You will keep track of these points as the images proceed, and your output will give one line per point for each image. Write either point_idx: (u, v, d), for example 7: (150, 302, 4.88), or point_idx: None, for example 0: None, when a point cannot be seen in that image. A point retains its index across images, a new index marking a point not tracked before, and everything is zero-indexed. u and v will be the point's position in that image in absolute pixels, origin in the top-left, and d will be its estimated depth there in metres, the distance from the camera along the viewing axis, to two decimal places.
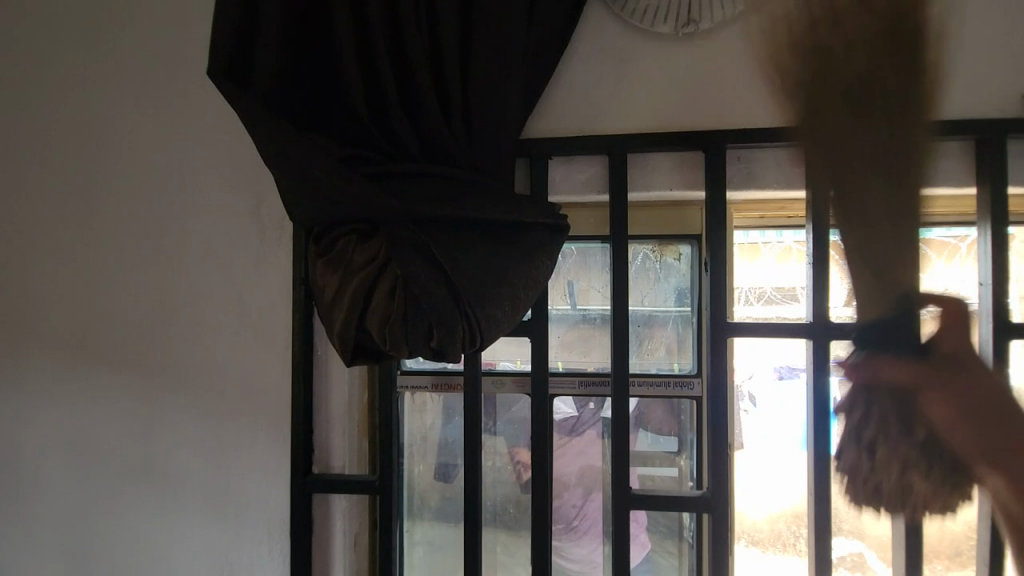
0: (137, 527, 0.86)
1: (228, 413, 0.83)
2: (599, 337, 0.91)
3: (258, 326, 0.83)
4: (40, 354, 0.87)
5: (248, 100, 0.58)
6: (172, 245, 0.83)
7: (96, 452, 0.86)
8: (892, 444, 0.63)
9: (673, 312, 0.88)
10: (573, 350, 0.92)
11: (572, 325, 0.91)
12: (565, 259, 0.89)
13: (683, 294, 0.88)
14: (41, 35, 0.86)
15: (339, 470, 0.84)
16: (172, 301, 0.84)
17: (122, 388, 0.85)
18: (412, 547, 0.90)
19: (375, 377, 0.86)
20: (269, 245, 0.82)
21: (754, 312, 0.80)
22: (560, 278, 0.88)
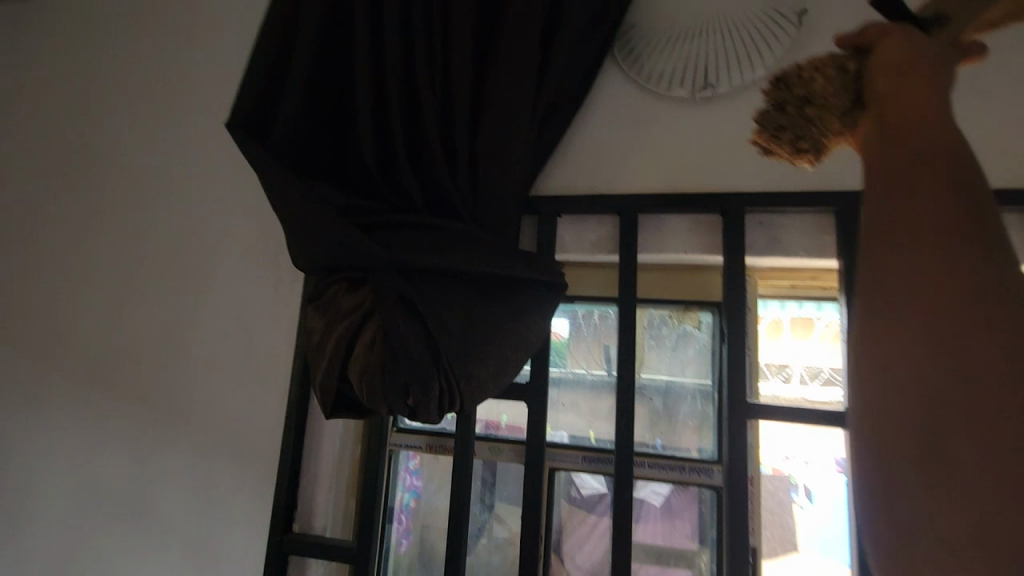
0: (113, 573, 0.83)
1: (219, 459, 0.81)
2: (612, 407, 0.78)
3: (260, 370, 0.82)
4: (57, 382, 0.90)
5: (261, 152, 0.61)
6: (192, 284, 0.87)
7: (90, 486, 0.85)
8: (834, 82, 0.29)
9: (690, 386, 0.79)
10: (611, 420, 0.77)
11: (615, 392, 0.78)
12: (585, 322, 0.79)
13: (704, 367, 0.79)
14: (111, 93, 0.97)
15: (320, 531, 0.79)
16: (185, 339, 0.86)
17: (125, 422, 0.86)
18: None
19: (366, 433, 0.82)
20: (281, 290, 0.84)
21: (810, 393, 0.69)
22: (593, 342, 0.78)
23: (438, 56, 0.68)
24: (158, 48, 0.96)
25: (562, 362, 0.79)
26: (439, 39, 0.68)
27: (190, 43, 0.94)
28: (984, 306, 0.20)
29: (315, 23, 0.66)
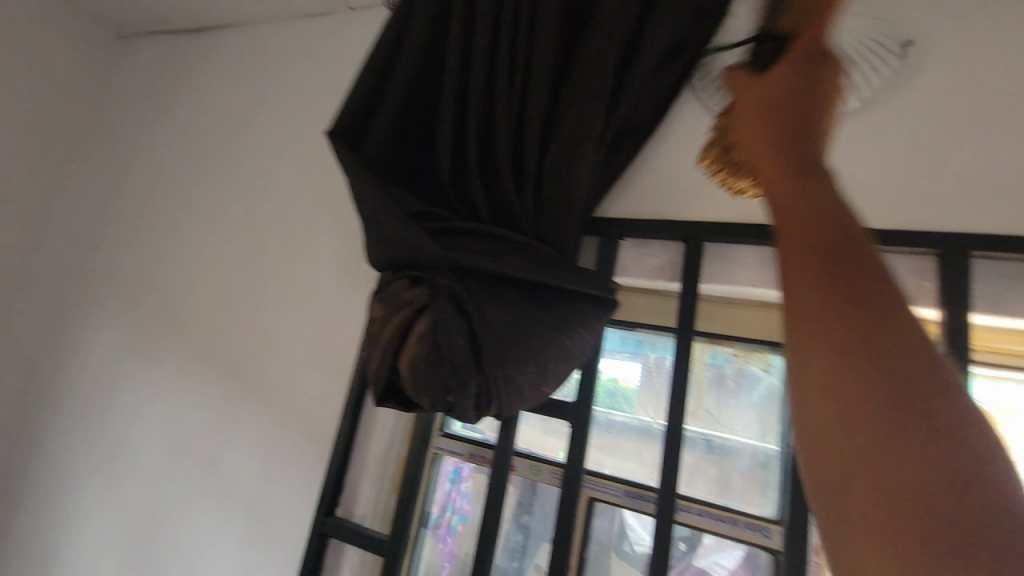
0: (186, 526, 0.93)
1: (284, 436, 0.89)
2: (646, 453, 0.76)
3: (330, 358, 0.90)
4: (177, 348, 1.06)
5: (352, 158, 0.69)
6: (287, 275, 0.98)
7: (184, 440, 0.99)
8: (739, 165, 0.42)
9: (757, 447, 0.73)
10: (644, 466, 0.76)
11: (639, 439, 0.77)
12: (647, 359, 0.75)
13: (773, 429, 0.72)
14: (249, 110, 1.15)
15: (360, 519, 0.83)
16: (274, 322, 0.97)
17: (219, 389, 0.98)
18: None
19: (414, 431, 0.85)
20: (355, 289, 0.91)
21: None
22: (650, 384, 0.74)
23: (518, 82, 0.73)
24: (290, 72, 1.12)
25: (632, 408, 0.76)
26: (521, 67, 0.73)
27: (311, 70, 1.09)
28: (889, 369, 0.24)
29: (412, 55, 0.75)
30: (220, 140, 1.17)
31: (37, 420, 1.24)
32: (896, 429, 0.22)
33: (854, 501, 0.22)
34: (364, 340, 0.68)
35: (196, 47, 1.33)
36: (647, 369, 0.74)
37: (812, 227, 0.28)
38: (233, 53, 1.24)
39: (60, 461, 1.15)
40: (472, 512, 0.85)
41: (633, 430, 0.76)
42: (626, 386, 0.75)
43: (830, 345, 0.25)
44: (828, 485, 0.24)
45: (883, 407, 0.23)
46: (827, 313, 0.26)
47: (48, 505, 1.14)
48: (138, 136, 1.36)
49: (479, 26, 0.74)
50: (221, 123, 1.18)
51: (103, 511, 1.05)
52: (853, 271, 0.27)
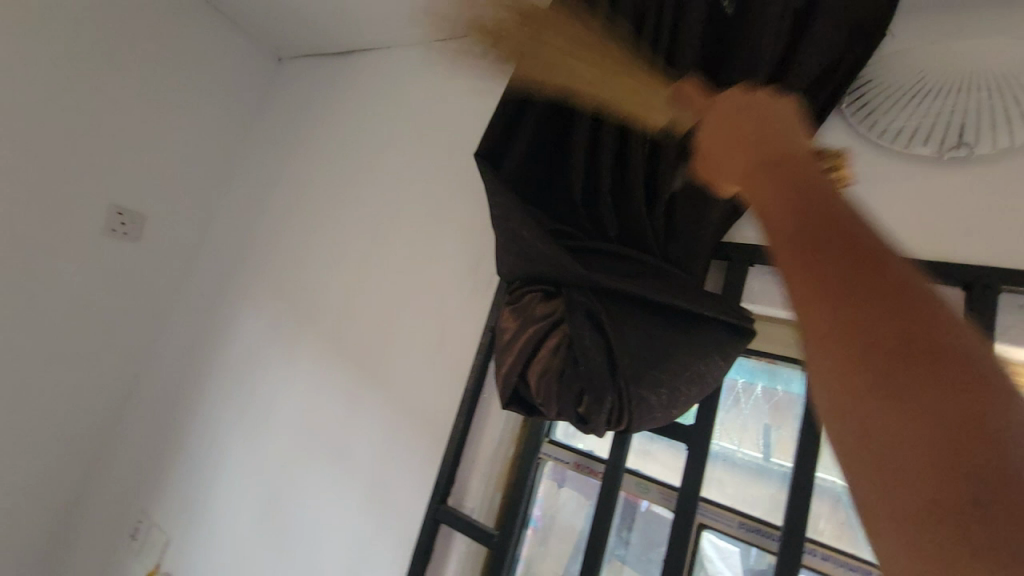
0: (313, 495, 1.05)
1: (404, 426, 0.98)
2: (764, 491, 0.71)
3: (449, 357, 0.98)
4: (314, 334, 1.21)
5: (494, 177, 0.75)
6: (413, 277, 1.08)
7: (316, 417, 1.12)
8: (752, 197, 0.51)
9: None
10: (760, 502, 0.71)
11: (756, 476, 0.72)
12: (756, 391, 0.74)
13: None
14: (387, 127, 1.27)
15: (469, 510, 0.89)
16: (399, 319, 1.07)
17: (348, 374, 1.10)
18: None
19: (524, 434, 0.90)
20: (475, 295, 0.99)
21: None
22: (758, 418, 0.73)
23: None
24: (425, 92, 1.23)
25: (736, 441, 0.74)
26: None
27: (445, 90, 1.19)
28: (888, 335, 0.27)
29: None
30: (360, 152, 1.31)
31: (191, 384, 1.45)
32: (905, 390, 0.25)
33: (878, 466, 0.25)
34: (493, 347, 0.73)
35: (340, 69, 1.49)
36: (759, 400, 0.74)
37: (807, 225, 0.33)
38: (373, 76, 1.38)
39: (208, 424, 1.34)
40: (581, 524, 0.86)
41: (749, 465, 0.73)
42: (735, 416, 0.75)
43: (828, 323, 0.29)
44: (861, 461, 0.26)
45: (881, 373, 0.26)
46: (829, 296, 0.30)
47: (195, 461, 1.32)
48: (285, 147, 1.56)
49: (616, 52, 0.76)
50: (362, 137, 1.33)
51: (241, 470, 1.21)
52: (850, 254, 0.30)
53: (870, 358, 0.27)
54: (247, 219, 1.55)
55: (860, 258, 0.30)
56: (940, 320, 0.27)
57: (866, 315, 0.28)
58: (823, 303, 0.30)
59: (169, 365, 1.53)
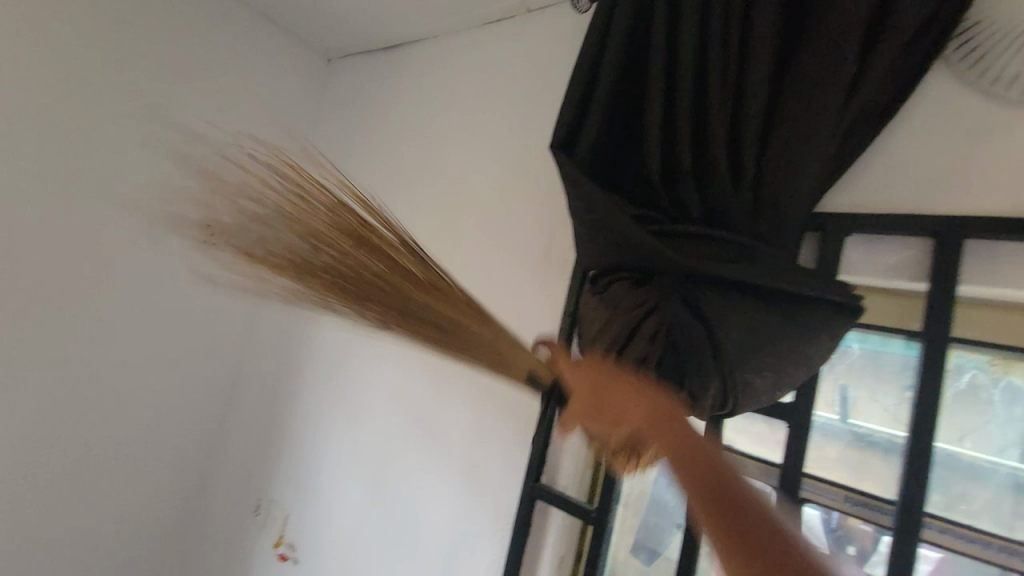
0: (412, 476, 1.14)
1: (491, 411, 1.04)
2: (868, 462, 0.71)
3: (529, 342, 1.02)
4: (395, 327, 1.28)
5: (571, 166, 0.76)
6: (486, 269, 1.12)
7: (406, 404, 1.21)
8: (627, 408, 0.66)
9: (1014, 469, 0.62)
10: (861, 474, 0.71)
11: (858, 447, 0.72)
12: (858, 360, 0.73)
13: None
14: (445, 119, 1.29)
15: (563, 487, 0.94)
16: (476, 309, 1.12)
17: (432, 363, 1.17)
18: None
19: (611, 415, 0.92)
20: (551, 283, 1.01)
21: None
22: (861, 386, 0.73)
23: (733, 74, 0.72)
24: (481, 81, 1.23)
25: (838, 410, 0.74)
26: (735, 59, 0.72)
27: (501, 77, 1.18)
28: (735, 513, 0.43)
29: (618, 61, 0.78)
30: (420, 147, 1.34)
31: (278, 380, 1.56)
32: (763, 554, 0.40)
33: None
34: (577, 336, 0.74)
35: (393, 62, 1.49)
36: (863, 368, 0.73)
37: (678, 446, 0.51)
38: (428, 65, 1.38)
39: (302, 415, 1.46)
40: (677, 498, 0.89)
41: (851, 435, 0.73)
42: (843, 382, 0.74)
43: (703, 516, 0.45)
44: None
45: (745, 540, 0.41)
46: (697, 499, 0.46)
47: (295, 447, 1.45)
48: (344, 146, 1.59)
49: (688, 20, 0.74)
50: (421, 132, 1.35)
51: (342, 454, 1.32)
52: (706, 471, 0.48)
53: (729, 535, 0.42)
54: None
55: (709, 471, 0.47)
56: (759, 507, 0.44)
57: (720, 509, 0.44)
58: (700, 499, 0.46)
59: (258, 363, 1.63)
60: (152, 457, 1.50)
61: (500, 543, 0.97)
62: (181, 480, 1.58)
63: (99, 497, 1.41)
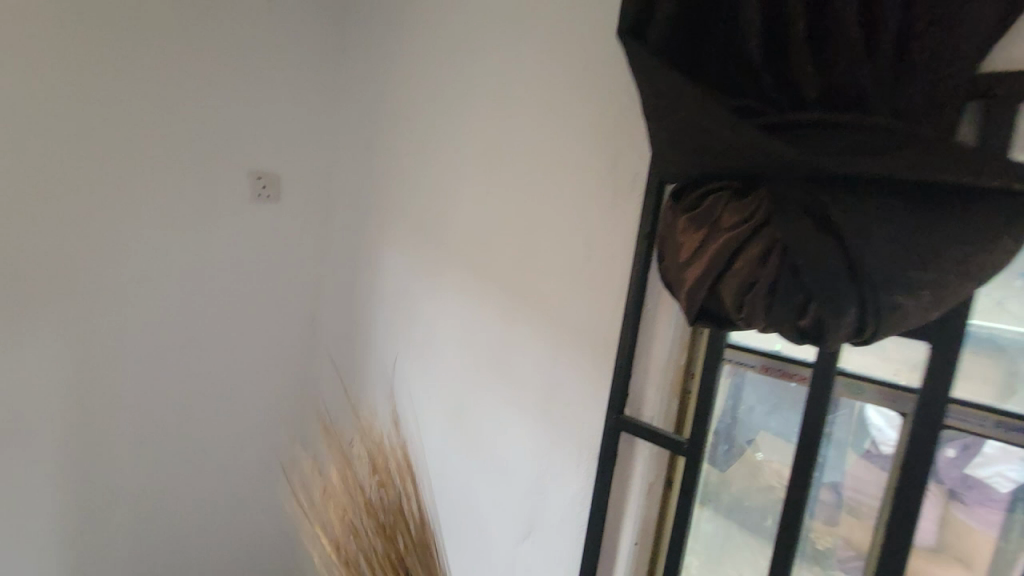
0: (490, 409, 1.15)
1: (565, 343, 0.99)
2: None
3: (600, 271, 0.93)
4: (454, 265, 1.24)
5: (645, 56, 0.62)
6: (544, 195, 1.02)
7: (475, 341, 1.19)
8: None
9: None
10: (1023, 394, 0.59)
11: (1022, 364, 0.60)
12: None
13: None
14: (481, 30, 1.15)
15: (648, 419, 0.89)
16: (536, 240, 1.04)
17: (497, 300, 1.13)
18: (706, 503, 0.92)
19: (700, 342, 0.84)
20: (623, 201, 0.89)
21: None
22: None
23: None
24: None
25: (996, 321, 0.61)
26: None
27: None
28: None
29: None
30: (458, 67, 1.21)
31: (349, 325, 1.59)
32: None
33: None
34: (664, 261, 0.65)
35: None
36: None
37: None
38: None
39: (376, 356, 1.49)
40: (791, 429, 0.81)
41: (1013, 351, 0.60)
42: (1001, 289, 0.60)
43: None
44: None
45: None
46: None
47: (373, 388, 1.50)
48: (379, 75, 1.46)
49: None
50: (456, 50, 1.22)
51: (416, 390, 1.35)
52: None
53: None
54: (357, 164, 1.55)
55: None
56: None
57: None
58: None
59: (330, 312, 1.65)
60: (251, 403, 1.62)
61: (587, 468, 0.96)
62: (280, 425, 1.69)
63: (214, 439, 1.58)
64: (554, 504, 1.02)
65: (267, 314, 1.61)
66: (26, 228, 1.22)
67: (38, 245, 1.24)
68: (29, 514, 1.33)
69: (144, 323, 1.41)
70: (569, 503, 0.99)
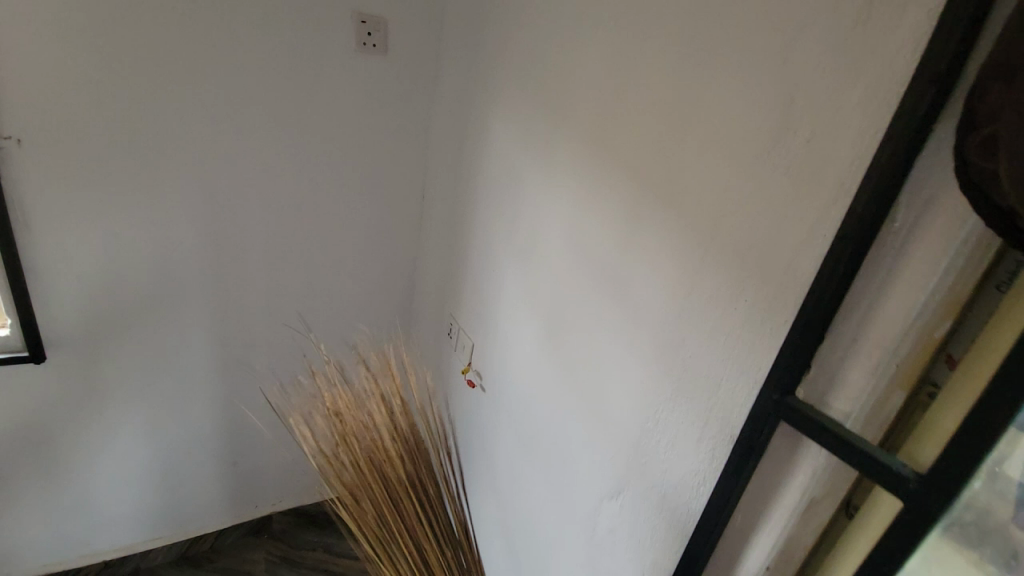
0: (590, 335, 0.88)
1: (716, 267, 0.64)
2: None
3: (803, 156, 0.53)
4: (567, 139, 0.90)
5: None
6: (726, 21, 0.60)
7: (584, 247, 0.88)
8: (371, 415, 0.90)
9: None
10: None
11: None
12: None
13: None
14: None
15: (833, 413, 0.54)
16: (693, 101, 0.65)
17: (618, 193, 0.79)
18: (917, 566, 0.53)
19: (1010, 314, 0.44)
20: (895, 15, 0.45)
21: None
22: None
23: None
24: None
25: None
26: None
27: None
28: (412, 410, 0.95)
29: None
30: None
31: (452, 209, 1.39)
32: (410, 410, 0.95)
33: None
34: (1002, 144, 0.34)
35: None
36: None
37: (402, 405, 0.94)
38: None
39: (474, 249, 1.28)
40: None
41: None
42: None
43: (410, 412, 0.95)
44: None
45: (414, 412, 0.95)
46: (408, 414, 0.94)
47: (470, 279, 1.32)
48: None
49: None
50: None
51: (511, 293, 1.13)
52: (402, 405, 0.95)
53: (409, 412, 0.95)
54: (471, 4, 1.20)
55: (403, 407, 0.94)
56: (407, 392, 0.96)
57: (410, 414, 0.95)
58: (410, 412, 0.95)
59: (437, 192, 1.46)
60: (360, 279, 1.59)
61: (717, 451, 0.66)
62: (389, 304, 1.68)
63: (332, 310, 1.59)
64: (656, 474, 0.77)
65: (376, 189, 1.48)
66: (134, 70, 1.12)
67: (147, 92, 1.14)
68: (181, 362, 1.44)
69: (258, 186, 1.33)
70: (677, 479, 0.73)
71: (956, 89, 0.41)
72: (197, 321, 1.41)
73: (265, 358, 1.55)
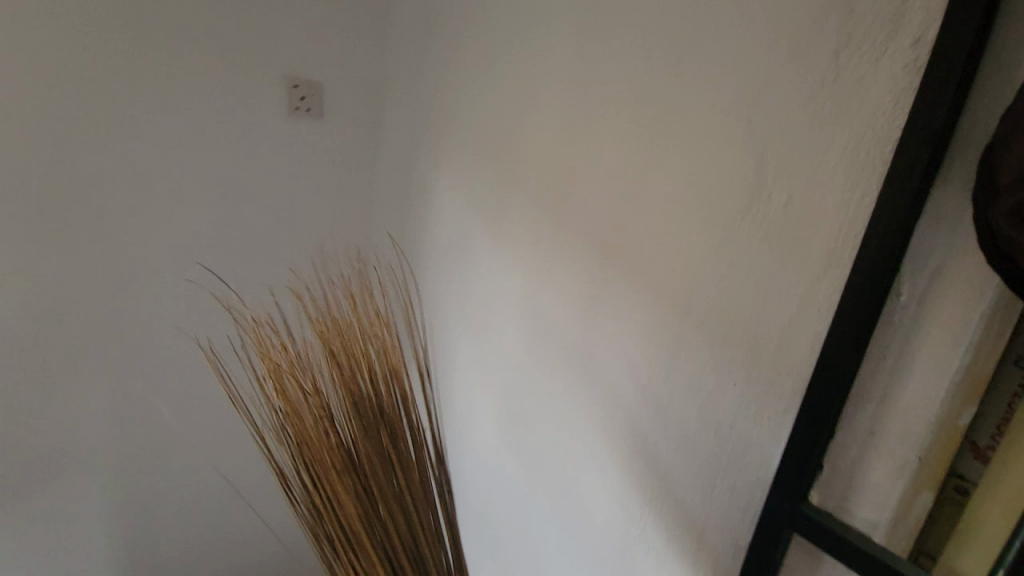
0: (557, 416, 0.77)
1: (696, 350, 0.56)
2: None
3: (782, 227, 0.48)
4: (518, 207, 0.83)
5: None
6: (674, 92, 0.57)
7: (546, 319, 0.78)
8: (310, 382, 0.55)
9: None
10: None
11: None
12: None
13: None
14: None
15: (860, 524, 0.45)
16: (650, 169, 0.60)
17: (580, 262, 0.71)
18: None
19: None
20: (869, 69, 0.41)
21: None
22: None
23: None
24: None
25: None
26: None
27: None
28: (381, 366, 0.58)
29: None
30: None
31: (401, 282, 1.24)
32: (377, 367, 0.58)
33: None
34: None
35: None
36: None
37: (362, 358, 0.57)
38: None
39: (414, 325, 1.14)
40: None
41: None
42: None
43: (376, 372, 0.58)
44: None
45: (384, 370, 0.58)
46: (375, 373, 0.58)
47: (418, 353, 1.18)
48: None
49: None
50: None
51: (465, 367, 1.01)
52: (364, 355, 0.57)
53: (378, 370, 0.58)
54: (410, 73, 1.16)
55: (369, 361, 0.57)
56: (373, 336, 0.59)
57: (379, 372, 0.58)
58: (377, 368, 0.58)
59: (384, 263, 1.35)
60: None
61: (723, 564, 0.55)
62: None
63: None
64: None
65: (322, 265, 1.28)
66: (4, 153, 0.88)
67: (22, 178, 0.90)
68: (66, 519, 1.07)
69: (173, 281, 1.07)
70: None
71: (955, 148, 0.36)
72: (92, 448, 1.07)
73: (186, 491, 1.20)
